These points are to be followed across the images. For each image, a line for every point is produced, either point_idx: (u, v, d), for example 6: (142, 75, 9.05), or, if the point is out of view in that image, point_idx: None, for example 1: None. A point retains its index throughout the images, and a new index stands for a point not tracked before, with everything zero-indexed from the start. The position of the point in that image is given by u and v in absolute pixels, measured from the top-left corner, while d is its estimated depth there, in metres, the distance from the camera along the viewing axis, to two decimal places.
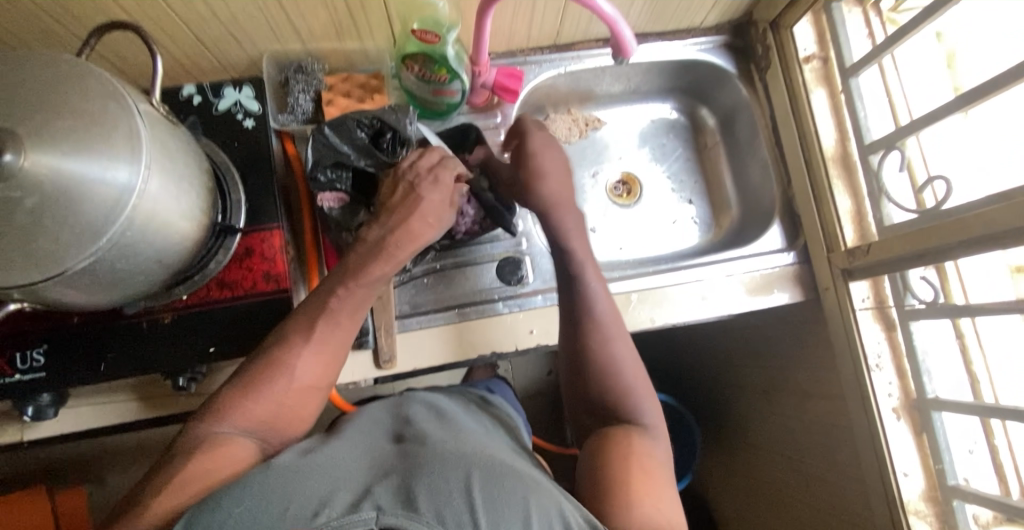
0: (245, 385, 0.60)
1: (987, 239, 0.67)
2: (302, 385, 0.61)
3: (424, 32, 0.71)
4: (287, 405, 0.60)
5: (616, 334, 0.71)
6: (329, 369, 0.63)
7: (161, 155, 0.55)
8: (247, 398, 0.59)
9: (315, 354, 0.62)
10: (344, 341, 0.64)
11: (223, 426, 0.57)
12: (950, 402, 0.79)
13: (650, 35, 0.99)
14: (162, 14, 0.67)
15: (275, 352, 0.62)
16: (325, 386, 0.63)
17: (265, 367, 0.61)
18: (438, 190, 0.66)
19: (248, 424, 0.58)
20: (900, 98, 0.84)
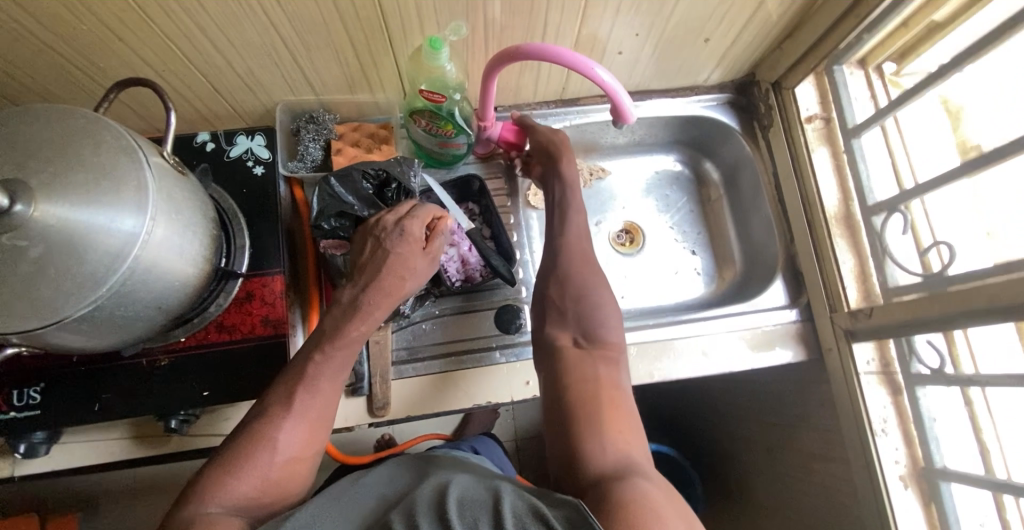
0: (229, 461, 0.57)
1: (991, 310, 0.66)
2: (290, 456, 0.58)
3: (431, 94, 0.72)
4: (275, 480, 0.57)
5: (605, 301, 0.74)
6: (312, 440, 0.60)
7: (168, 205, 0.57)
8: (231, 476, 0.55)
9: (299, 420, 0.59)
10: (328, 402, 0.62)
11: (209, 507, 0.53)
12: (960, 475, 0.76)
13: (655, 91, 1.01)
14: (182, 67, 0.71)
15: (258, 419, 0.59)
16: (311, 456, 0.60)
17: (248, 438, 0.58)
18: (404, 243, 0.65)
19: (236, 502, 0.55)
20: (903, 160, 0.85)
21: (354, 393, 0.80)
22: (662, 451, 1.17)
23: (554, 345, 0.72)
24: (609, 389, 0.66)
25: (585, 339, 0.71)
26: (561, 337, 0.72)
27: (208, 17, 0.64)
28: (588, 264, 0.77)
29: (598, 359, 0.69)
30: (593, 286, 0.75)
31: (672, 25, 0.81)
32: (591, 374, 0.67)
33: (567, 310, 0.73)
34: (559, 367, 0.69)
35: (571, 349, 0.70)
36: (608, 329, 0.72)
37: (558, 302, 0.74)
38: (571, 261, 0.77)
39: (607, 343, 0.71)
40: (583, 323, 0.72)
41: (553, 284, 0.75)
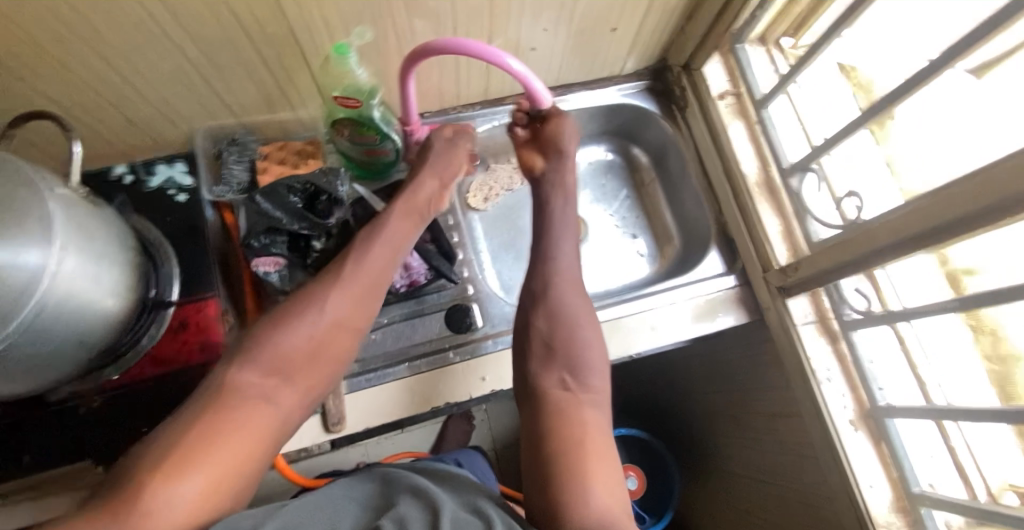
0: (276, 318, 0.67)
1: (895, 247, 0.71)
2: (324, 342, 0.67)
3: (345, 100, 0.73)
4: (306, 363, 0.66)
5: (592, 343, 0.75)
6: (346, 321, 0.69)
7: (78, 235, 0.55)
8: (269, 347, 0.64)
9: (336, 314, 0.68)
10: (366, 305, 0.70)
11: (239, 371, 0.63)
12: (902, 409, 0.80)
13: (576, 84, 1.05)
14: (87, 99, 0.69)
15: (307, 299, 0.68)
16: (345, 333, 0.69)
17: (295, 314, 0.67)
18: (449, 148, 0.81)
19: (265, 368, 0.64)
20: (810, 124, 0.91)
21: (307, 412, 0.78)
22: (631, 434, 1.18)
23: (541, 387, 0.73)
24: (593, 434, 0.68)
25: (573, 382, 0.73)
26: (550, 380, 0.73)
27: (109, 45, 0.63)
28: (577, 294, 0.78)
29: (585, 403, 0.71)
30: (579, 322, 0.76)
31: (579, 16, 0.84)
32: (577, 421, 0.69)
33: (554, 351, 0.74)
34: (544, 410, 0.70)
35: (559, 392, 0.72)
36: (594, 370, 0.74)
37: (545, 340, 0.75)
38: (561, 289, 0.78)
39: (591, 385, 0.73)
40: (571, 363, 0.73)
41: (541, 316, 0.76)
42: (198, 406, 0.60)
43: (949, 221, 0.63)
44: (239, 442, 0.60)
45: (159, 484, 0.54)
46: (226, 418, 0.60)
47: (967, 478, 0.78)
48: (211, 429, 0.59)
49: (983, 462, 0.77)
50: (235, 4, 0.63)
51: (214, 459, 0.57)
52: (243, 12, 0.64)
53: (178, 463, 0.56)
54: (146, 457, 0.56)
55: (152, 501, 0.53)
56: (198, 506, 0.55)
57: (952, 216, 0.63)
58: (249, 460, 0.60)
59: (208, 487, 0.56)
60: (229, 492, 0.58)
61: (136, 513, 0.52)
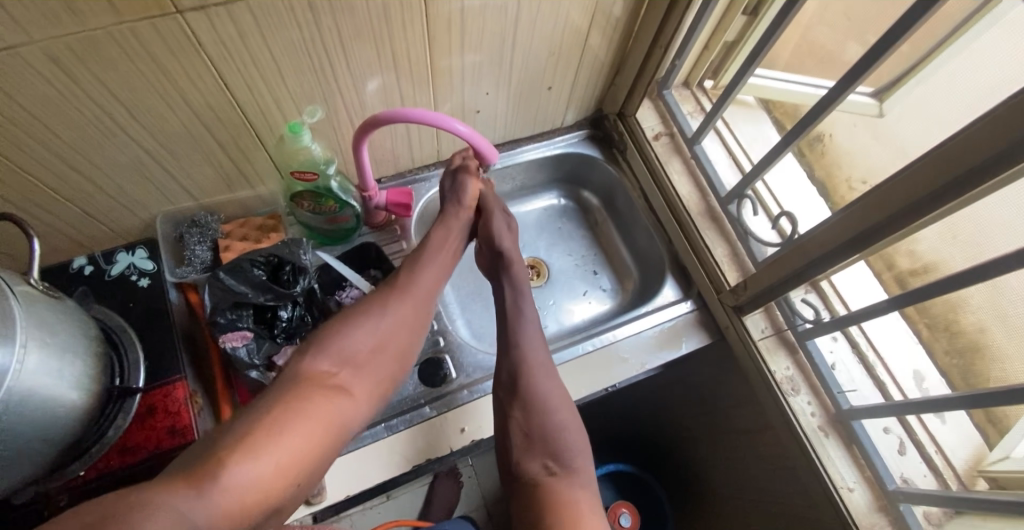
0: (344, 320, 0.71)
1: (826, 257, 0.77)
2: (386, 345, 0.72)
3: (302, 174, 0.77)
4: (368, 365, 0.69)
5: (571, 424, 0.78)
6: (410, 321, 0.75)
7: (41, 329, 0.56)
8: (339, 343, 0.68)
9: (398, 320, 0.73)
10: (422, 316, 0.76)
11: (318, 363, 0.65)
12: (864, 410, 0.84)
13: (522, 139, 1.12)
14: (45, 198, 0.70)
15: (373, 305, 0.73)
16: (408, 334, 0.74)
17: (364, 316, 0.71)
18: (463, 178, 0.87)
19: (337, 362, 0.67)
20: (741, 153, 1.01)
21: None
22: (620, 469, 1.17)
23: (526, 475, 0.74)
24: (586, 517, 0.69)
25: (556, 466, 0.74)
26: (534, 466, 0.75)
27: (66, 145, 0.65)
28: (548, 378, 0.80)
29: (572, 485, 0.73)
30: (551, 404, 0.78)
31: (516, 79, 0.92)
32: (568, 503, 0.70)
33: (534, 440, 0.76)
34: (535, 498, 0.71)
35: (545, 479, 0.73)
36: (575, 453, 0.75)
37: (523, 429, 0.77)
38: (531, 375, 0.79)
39: (573, 466, 0.75)
40: (551, 449, 0.75)
41: (518, 407, 0.78)
42: (270, 395, 0.60)
43: (870, 228, 0.69)
44: (313, 426, 0.59)
45: (236, 458, 0.52)
46: (303, 401, 0.60)
47: (937, 467, 0.81)
48: (283, 413, 0.58)
49: (948, 447, 0.81)
50: (189, 95, 0.66)
51: (287, 440, 0.57)
52: (196, 101, 0.68)
53: (256, 437, 0.55)
54: (221, 439, 0.55)
55: (230, 475, 0.51)
56: (267, 486, 0.53)
57: (871, 224, 0.69)
58: (316, 446, 0.59)
59: (279, 466, 0.55)
60: (294, 479, 0.56)
61: (214, 489, 0.49)
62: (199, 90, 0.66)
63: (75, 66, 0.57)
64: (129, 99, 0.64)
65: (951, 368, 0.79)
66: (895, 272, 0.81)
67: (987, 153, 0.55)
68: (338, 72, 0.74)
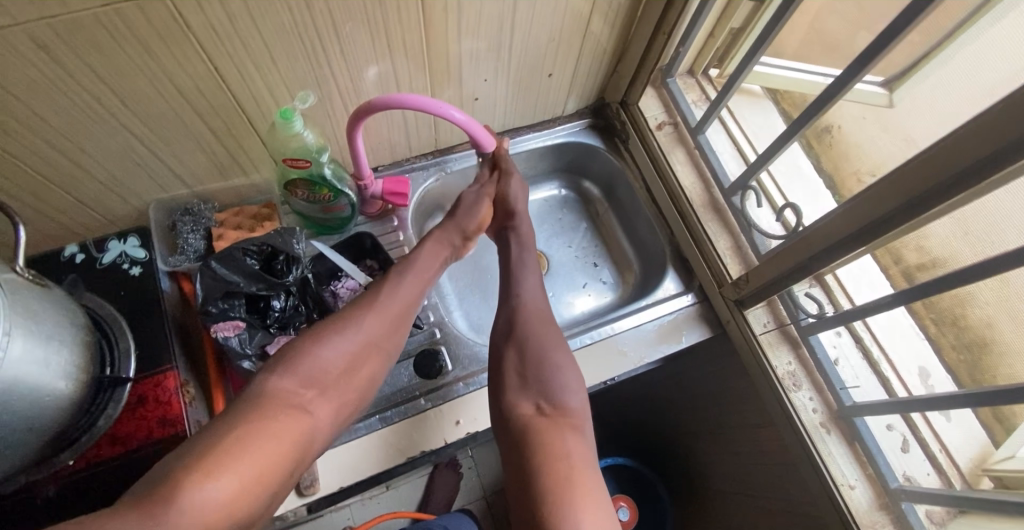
0: (317, 335, 0.69)
1: (831, 250, 0.74)
2: (356, 363, 0.70)
3: (295, 162, 0.76)
4: (338, 383, 0.68)
5: (565, 364, 0.76)
6: (385, 338, 0.74)
7: (26, 317, 0.55)
8: (309, 362, 0.67)
9: (370, 337, 0.72)
10: (396, 332, 0.75)
11: (284, 381, 0.64)
12: (867, 406, 0.82)
13: (523, 128, 1.10)
14: (36, 184, 0.69)
15: (345, 320, 0.72)
16: (381, 353, 0.73)
17: (335, 331, 0.70)
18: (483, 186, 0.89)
19: (305, 381, 0.66)
20: (746, 144, 0.98)
21: None
22: (619, 462, 1.17)
23: (517, 412, 0.72)
24: (576, 461, 0.66)
25: (548, 407, 0.72)
26: (525, 404, 0.73)
27: (55, 130, 0.64)
28: (545, 324, 0.79)
29: (564, 426, 0.70)
30: (548, 347, 0.77)
31: (516, 65, 0.90)
32: (558, 446, 0.67)
33: (528, 378, 0.74)
34: (524, 437, 0.69)
35: (535, 417, 0.71)
36: (568, 394, 0.74)
37: (517, 367, 0.75)
38: (527, 320, 0.79)
39: (566, 409, 0.72)
40: (544, 389, 0.73)
41: (512, 346, 0.77)
42: (236, 412, 0.60)
43: (876, 220, 0.67)
44: (274, 447, 0.59)
45: (196, 480, 0.52)
46: (267, 422, 0.60)
47: (940, 465, 0.80)
48: (247, 433, 0.58)
49: (953, 446, 0.79)
50: (179, 80, 0.65)
51: (248, 462, 0.56)
52: (186, 87, 0.66)
53: (217, 458, 0.55)
54: (186, 454, 0.55)
55: (189, 498, 0.51)
56: (227, 509, 0.53)
57: (876, 216, 0.67)
58: (280, 467, 0.59)
59: (240, 489, 0.55)
60: (256, 499, 0.56)
61: (171, 511, 0.50)
62: (188, 76, 0.65)
63: (59, 49, 0.56)
64: (117, 83, 0.62)
65: (958, 364, 0.78)
66: (901, 266, 0.79)
67: (999, 143, 0.53)
68: (331, 57, 0.72)
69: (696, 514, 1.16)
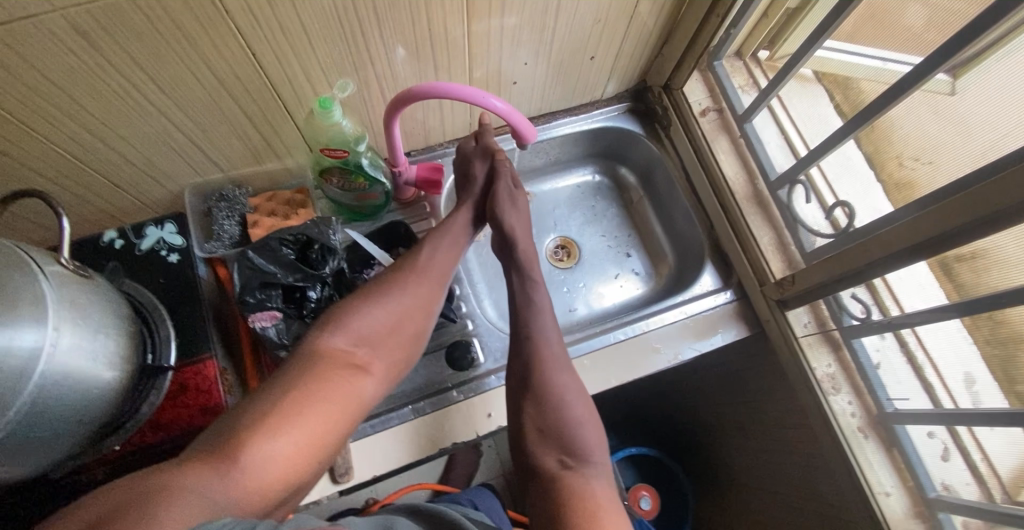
0: (362, 296, 0.69)
1: (890, 259, 0.70)
2: (401, 324, 0.70)
3: (331, 151, 0.73)
4: (386, 342, 0.68)
5: (585, 418, 0.74)
6: (430, 295, 0.73)
7: (74, 311, 0.55)
8: (357, 320, 0.67)
9: (414, 298, 0.71)
10: (435, 292, 0.74)
11: (335, 341, 0.64)
12: (910, 415, 0.80)
13: (559, 112, 1.06)
14: (75, 169, 0.69)
15: (387, 285, 0.71)
16: (426, 310, 0.72)
17: (378, 294, 0.70)
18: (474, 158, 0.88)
19: (354, 338, 0.65)
20: (796, 135, 0.93)
21: None
22: (644, 451, 1.17)
23: (541, 470, 0.69)
24: (604, 508, 0.64)
25: (572, 460, 0.69)
26: (547, 460, 0.70)
27: (94, 117, 0.63)
28: (561, 367, 0.77)
29: (589, 477, 0.68)
30: (567, 396, 0.74)
31: (557, 48, 0.85)
32: (585, 496, 0.65)
33: (549, 434, 0.72)
34: (549, 495, 0.66)
35: (559, 472, 0.68)
36: (590, 446, 0.71)
37: (536, 424, 0.73)
38: (544, 366, 0.76)
39: (590, 460, 0.70)
40: (563, 441, 0.71)
41: (530, 400, 0.74)
42: (290, 376, 0.60)
43: (943, 233, 0.63)
44: (333, 404, 0.59)
45: (259, 437, 0.53)
46: (322, 382, 0.60)
47: (981, 475, 0.75)
48: (304, 392, 0.58)
49: (994, 456, 0.74)
50: (217, 66, 0.63)
51: (308, 420, 0.56)
52: (224, 73, 0.64)
53: (278, 412, 0.55)
54: (245, 413, 0.55)
55: (253, 456, 0.52)
56: (292, 463, 0.54)
57: (945, 229, 0.62)
58: (337, 424, 0.59)
59: (304, 444, 0.55)
60: (318, 454, 0.57)
61: (237, 468, 0.51)
62: (227, 62, 0.63)
63: (100, 37, 0.54)
64: (154, 69, 0.60)
65: (990, 359, 0.71)
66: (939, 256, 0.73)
67: None
68: (370, 41, 0.69)
69: (719, 505, 1.17)
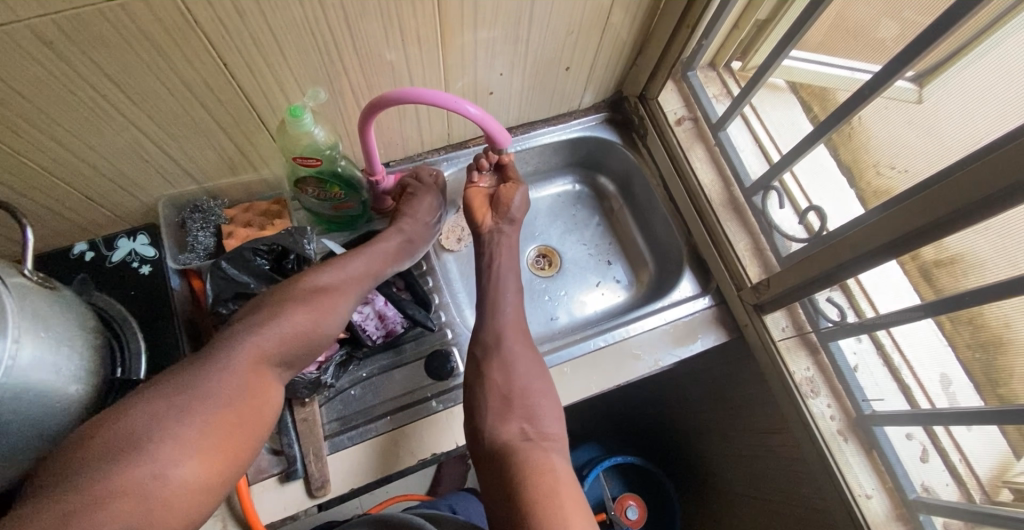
0: (264, 310, 0.68)
1: (857, 260, 0.72)
2: (305, 339, 0.70)
3: (305, 160, 0.73)
4: (287, 356, 0.68)
5: (541, 392, 0.78)
6: (336, 309, 0.73)
7: (36, 323, 0.54)
8: (259, 337, 0.66)
9: (320, 312, 0.71)
10: (344, 308, 0.74)
11: (232, 358, 0.64)
12: (888, 416, 0.80)
13: (537, 122, 1.07)
14: (46, 182, 0.68)
15: (291, 297, 0.70)
16: (330, 325, 0.72)
17: (283, 309, 0.68)
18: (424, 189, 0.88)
19: (254, 354, 0.65)
20: (769, 142, 0.95)
21: (290, 478, 0.75)
22: (631, 462, 1.16)
23: (505, 441, 0.73)
24: (560, 475, 0.69)
25: (533, 432, 0.74)
26: (511, 430, 0.74)
27: (64, 129, 0.63)
28: (526, 342, 0.82)
29: (548, 449, 0.73)
30: (530, 378, 0.79)
31: (532, 58, 0.87)
32: (541, 462, 0.70)
33: (511, 403, 0.76)
34: (507, 459, 0.71)
35: (520, 442, 0.73)
36: (549, 419, 0.76)
37: (501, 392, 0.77)
38: (512, 341, 0.81)
39: (548, 434, 0.75)
40: (528, 412, 0.76)
41: (496, 377, 0.78)
42: (196, 381, 0.61)
43: (908, 234, 0.64)
44: (235, 424, 0.62)
45: (169, 460, 0.56)
46: (226, 397, 0.62)
47: (960, 477, 0.76)
48: (207, 412, 0.60)
49: (972, 456, 0.75)
50: (189, 76, 0.63)
51: (217, 437, 0.60)
52: (195, 83, 0.64)
53: (182, 445, 0.57)
54: (151, 425, 0.57)
55: (166, 476, 0.56)
56: (201, 483, 0.58)
57: (909, 230, 0.64)
58: (242, 448, 0.63)
59: (211, 462, 0.59)
60: (227, 468, 0.61)
61: (152, 490, 0.54)
62: (198, 72, 0.63)
63: (66, 47, 0.54)
64: (122, 79, 0.60)
65: (971, 361, 0.71)
66: (919, 261, 0.73)
67: None
68: (343, 51, 0.70)
69: (705, 513, 1.16)
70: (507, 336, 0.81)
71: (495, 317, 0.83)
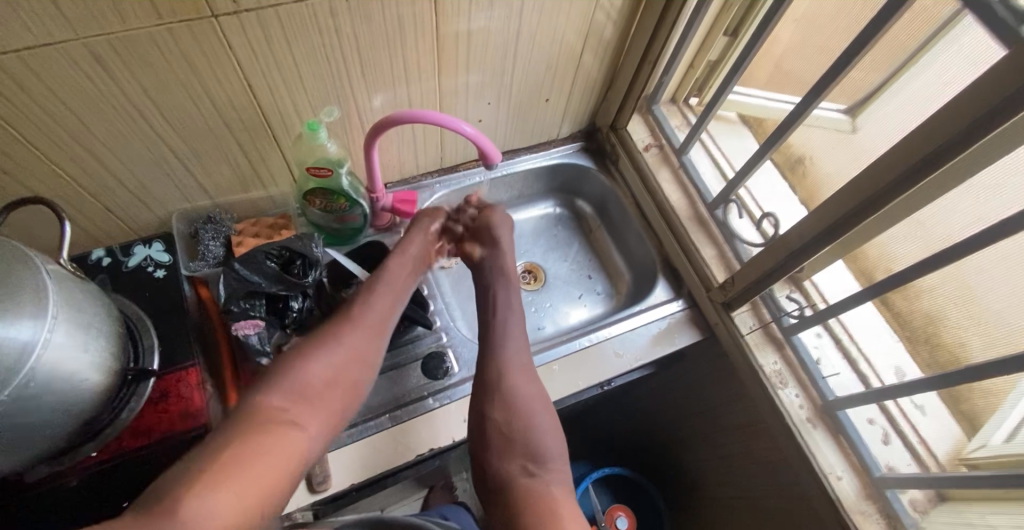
0: (295, 355, 0.71)
1: (803, 250, 0.82)
2: (337, 380, 0.72)
3: (318, 170, 0.82)
4: (319, 398, 0.69)
5: (548, 429, 0.79)
6: (365, 352, 0.75)
7: (71, 305, 0.59)
8: (291, 379, 0.68)
9: (350, 350, 0.74)
10: (371, 350, 0.76)
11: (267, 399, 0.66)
12: (845, 399, 0.88)
13: (520, 149, 1.18)
14: (73, 192, 0.74)
15: (323, 338, 0.73)
16: (359, 369, 0.74)
17: (315, 347, 0.72)
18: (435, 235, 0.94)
19: (287, 396, 0.67)
20: (725, 162, 1.08)
21: None
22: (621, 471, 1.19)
23: (508, 478, 0.75)
24: (563, 506, 0.72)
25: (535, 467, 0.76)
26: (514, 467, 0.76)
27: (97, 139, 0.69)
28: (524, 373, 0.83)
29: (551, 482, 0.75)
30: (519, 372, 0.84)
31: (515, 89, 0.98)
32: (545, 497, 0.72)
33: (514, 441, 0.77)
34: (514, 499, 0.73)
35: (524, 479, 0.75)
36: (552, 450, 0.77)
37: (503, 430, 0.78)
38: (502, 337, 0.85)
39: (550, 464, 0.77)
40: (529, 450, 0.77)
41: (498, 407, 0.79)
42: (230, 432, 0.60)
43: (841, 222, 0.75)
44: (271, 464, 0.60)
45: (196, 493, 0.52)
46: (260, 437, 0.61)
47: (920, 456, 0.84)
48: (242, 450, 0.58)
49: (930, 439, 0.84)
50: (216, 94, 0.71)
51: (250, 472, 0.57)
52: (221, 100, 0.72)
53: (211, 481, 0.54)
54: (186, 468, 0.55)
55: (193, 510, 0.51)
56: (228, 520, 0.53)
57: (840, 218, 0.74)
58: (275, 487, 0.59)
59: (237, 502, 0.54)
60: (258, 507, 0.56)
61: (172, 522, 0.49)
62: (223, 90, 0.71)
63: (114, 63, 0.62)
64: (157, 95, 0.68)
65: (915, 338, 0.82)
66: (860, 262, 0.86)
67: (927, 148, 0.61)
68: (350, 76, 0.79)
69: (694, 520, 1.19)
70: (497, 335, 0.86)
71: (486, 318, 0.89)
